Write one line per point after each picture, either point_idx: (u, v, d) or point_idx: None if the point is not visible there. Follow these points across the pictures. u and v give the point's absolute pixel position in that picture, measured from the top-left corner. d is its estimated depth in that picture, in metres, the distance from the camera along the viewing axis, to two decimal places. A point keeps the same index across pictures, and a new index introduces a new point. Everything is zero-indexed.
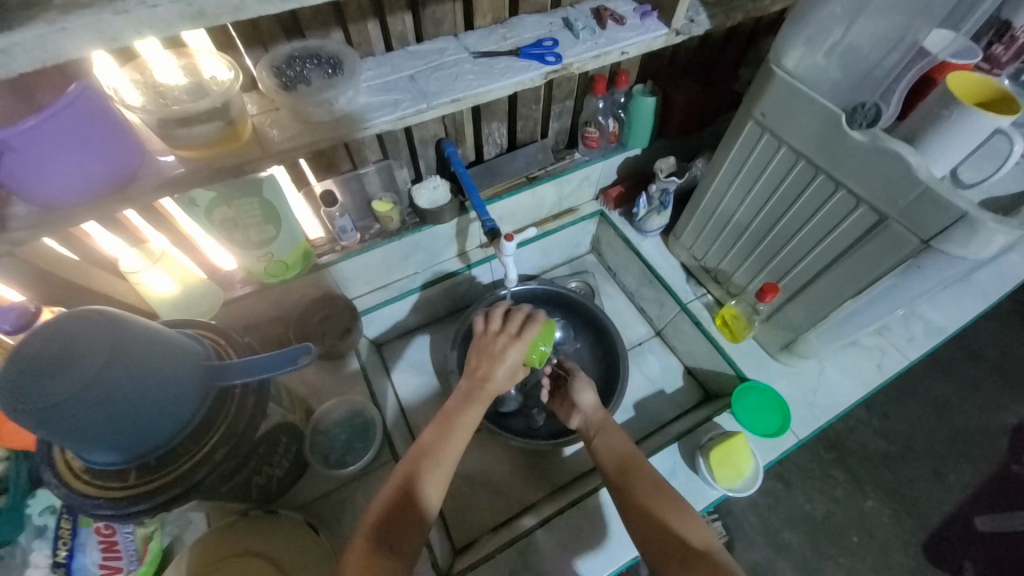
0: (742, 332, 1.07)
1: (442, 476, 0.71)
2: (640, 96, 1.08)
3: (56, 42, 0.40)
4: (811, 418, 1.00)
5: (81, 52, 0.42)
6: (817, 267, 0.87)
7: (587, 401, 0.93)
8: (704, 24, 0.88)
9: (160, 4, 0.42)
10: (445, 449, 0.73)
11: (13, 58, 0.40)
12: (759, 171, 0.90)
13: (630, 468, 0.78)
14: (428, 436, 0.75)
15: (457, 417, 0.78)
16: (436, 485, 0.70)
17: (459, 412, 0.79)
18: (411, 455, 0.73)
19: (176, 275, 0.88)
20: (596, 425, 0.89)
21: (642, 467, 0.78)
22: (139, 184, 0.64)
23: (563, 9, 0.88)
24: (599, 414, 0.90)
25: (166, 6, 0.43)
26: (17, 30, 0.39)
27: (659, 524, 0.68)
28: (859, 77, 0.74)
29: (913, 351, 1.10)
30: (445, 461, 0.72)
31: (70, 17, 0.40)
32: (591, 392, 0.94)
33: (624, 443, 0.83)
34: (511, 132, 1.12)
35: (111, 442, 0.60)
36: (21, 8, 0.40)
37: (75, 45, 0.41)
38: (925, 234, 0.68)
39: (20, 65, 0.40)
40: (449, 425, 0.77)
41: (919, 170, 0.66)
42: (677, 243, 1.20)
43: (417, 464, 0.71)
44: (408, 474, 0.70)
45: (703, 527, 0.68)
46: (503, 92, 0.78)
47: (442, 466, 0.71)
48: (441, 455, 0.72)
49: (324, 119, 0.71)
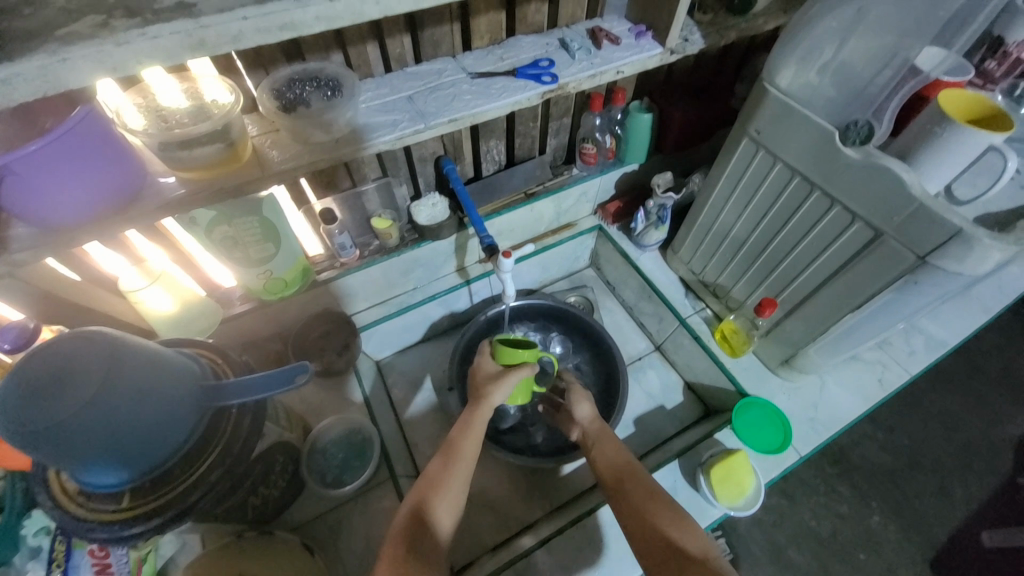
0: (741, 347, 1.07)
1: (453, 499, 0.72)
2: (636, 112, 1.10)
3: (57, 73, 0.41)
4: (814, 434, 0.99)
5: (82, 83, 0.43)
6: (815, 281, 0.86)
7: (583, 412, 0.93)
8: (699, 43, 0.90)
9: (161, 36, 0.43)
10: (456, 467, 0.75)
11: (14, 89, 0.40)
12: (754, 187, 0.91)
13: (626, 479, 0.78)
14: (436, 461, 0.76)
15: (457, 452, 0.77)
16: (447, 510, 0.71)
17: (457, 441, 0.79)
18: (423, 480, 0.74)
19: (175, 294, 0.89)
20: (593, 437, 0.89)
21: (636, 476, 0.78)
22: (140, 206, 0.64)
23: (559, 30, 0.90)
24: (597, 424, 0.91)
25: (167, 37, 0.43)
26: (19, 62, 0.40)
27: (658, 534, 0.68)
28: (853, 94, 0.75)
29: (914, 366, 1.09)
30: (455, 483, 0.73)
31: (72, 49, 0.41)
32: (588, 404, 0.94)
33: (619, 452, 0.84)
34: (509, 149, 1.13)
35: (105, 466, 0.59)
36: (26, 40, 0.41)
37: (77, 76, 0.42)
38: (920, 251, 0.68)
39: (21, 94, 0.41)
40: (453, 455, 0.77)
41: (911, 187, 0.67)
42: (675, 258, 1.20)
43: (426, 491, 0.72)
44: (419, 501, 0.71)
45: (702, 535, 0.67)
46: (500, 111, 0.79)
47: (453, 487, 0.73)
48: (452, 475, 0.74)
49: (323, 140, 0.71)
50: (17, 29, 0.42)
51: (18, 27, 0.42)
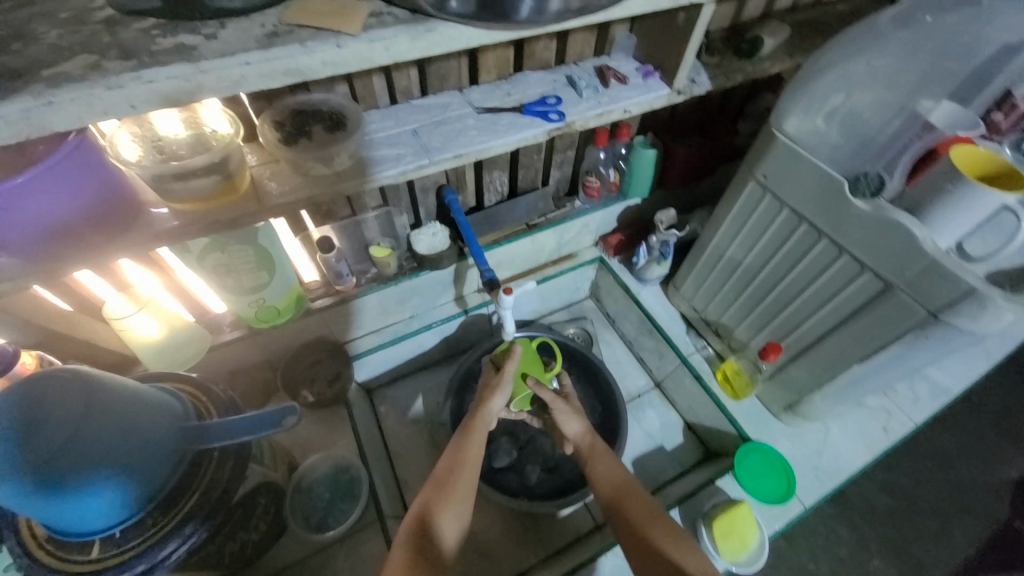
0: (744, 390, 1.06)
1: (458, 508, 0.74)
2: (641, 147, 1.09)
3: (41, 115, 0.41)
4: (818, 484, 0.97)
5: (65, 124, 0.43)
6: (822, 328, 0.85)
7: (573, 429, 0.90)
8: (705, 84, 0.89)
9: (156, 80, 0.43)
10: (459, 478, 0.77)
11: None
12: (761, 229, 0.89)
13: (625, 496, 0.77)
14: (439, 470, 0.78)
15: (456, 474, 0.77)
16: (453, 519, 0.73)
17: (453, 467, 0.78)
18: (428, 488, 0.76)
19: (163, 320, 0.86)
20: (585, 453, 0.86)
21: (634, 494, 0.77)
22: (129, 238, 0.61)
23: (567, 66, 0.90)
24: (588, 439, 0.87)
25: (163, 81, 0.44)
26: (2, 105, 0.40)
27: (657, 556, 0.68)
28: (862, 142, 0.75)
29: (919, 414, 1.07)
30: (461, 493, 0.76)
31: (59, 92, 0.41)
32: (577, 419, 0.90)
33: (618, 467, 0.82)
34: (512, 180, 1.11)
35: (74, 517, 0.56)
36: (10, 80, 0.42)
37: (60, 117, 0.42)
38: (931, 306, 0.67)
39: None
40: (452, 474, 0.77)
41: (923, 242, 0.65)
42: (677, 294, 1.18)
43: (432, 498, 0.74)
44: (424, 508, 0.73)
45: (700, 558, 0.67)
46: (505, 148, 0.78)
47: (458, 497, 0.75)
48: (456, 484, 0.76)
49: (323, 172, 0.69)
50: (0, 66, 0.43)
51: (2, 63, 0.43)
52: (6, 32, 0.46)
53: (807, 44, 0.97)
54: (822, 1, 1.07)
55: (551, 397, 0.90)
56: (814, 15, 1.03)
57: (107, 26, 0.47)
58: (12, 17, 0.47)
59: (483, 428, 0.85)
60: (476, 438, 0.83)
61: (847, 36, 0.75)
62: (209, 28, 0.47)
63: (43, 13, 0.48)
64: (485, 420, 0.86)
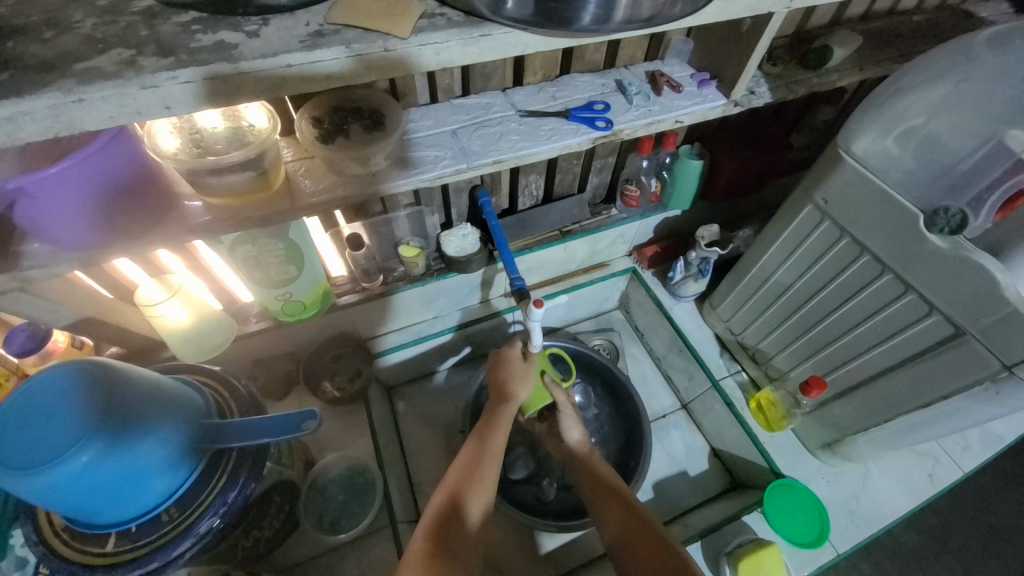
0: (779, 422, 0.99)
1: (482, 493, 0.75)
2: (686, 158, 1.03)
3: (69, 112, 0.40)
4: (854, 529, 0.92)
5: (93, 121, 0.41)
6: (875, 367, 0.80)
7: (573, 438, 0.91)
8: (765, 96, 0.83)
9: (193, 81, 0.42)
10: (483, 469, 0.78)
11: (20, 127, 0.39)
12: (814, 255, 0.83)
13: (622, 498, 0.79)
14: (461, 461, 0.78)
15: (481, 464, 0.78)
16: (477, 503, 0.74)
17: (477, 458, 0.79)
18: (453, 475, 0.76)
19: (192, 306, 0.85)
20: (581, 461, 0.88)
21: (630, 498, 0.78)
22: (160, 230, 0.59)
23: (617, 70, 0.85)
24: (586, 447, 0.90)
25: (200, 81, 0.42)
26: (29, 100, 0.38)
27: (653, 551, 0.69)
28: (940, 171, 0.65)
29: (969, 463, 0.99)
30: (486, 480, 0.77)
31: (90, 89, 0.40)
32: (579, 427, 0.93)
33: (613, 476, 0.84)
34: (548, 184, 1.05)
35: (92, 507, 0.56)
36: (40, 72, 0.40)
37: (90, 115, 0.41)
38: (1007, 358, 0.62)
39: (27, 133, 0.40)
40: (478, 462, 0.78)
41: (1008, 290, 0.60)
42: (712, 313, 1.12)
43: (457, 486, 0.74)
44: (453, 492, 0.73)
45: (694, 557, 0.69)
46: (547, 155, 0.74)
47: (485, 483, 0.77)
48: (480, 474, 0.77)
49: (359, 173, 0.67)
50: (32, 57, 0.41)
51: (33, 53, 0.42)
52: (41, 18, 0.44)
53: (880, 57, 0.89)
54: (898, 9, 0.98)
55: (565, 399, 0.93)
56: (887, 24, 0.95)
57: (145, 17, 0.45)
58: (47, 2, 0.45)
59: (504, 421, 0.85)
60: (496, 431, 0.83)
61: (935, 53, 0.68)
62: (252, 24, 0.45)
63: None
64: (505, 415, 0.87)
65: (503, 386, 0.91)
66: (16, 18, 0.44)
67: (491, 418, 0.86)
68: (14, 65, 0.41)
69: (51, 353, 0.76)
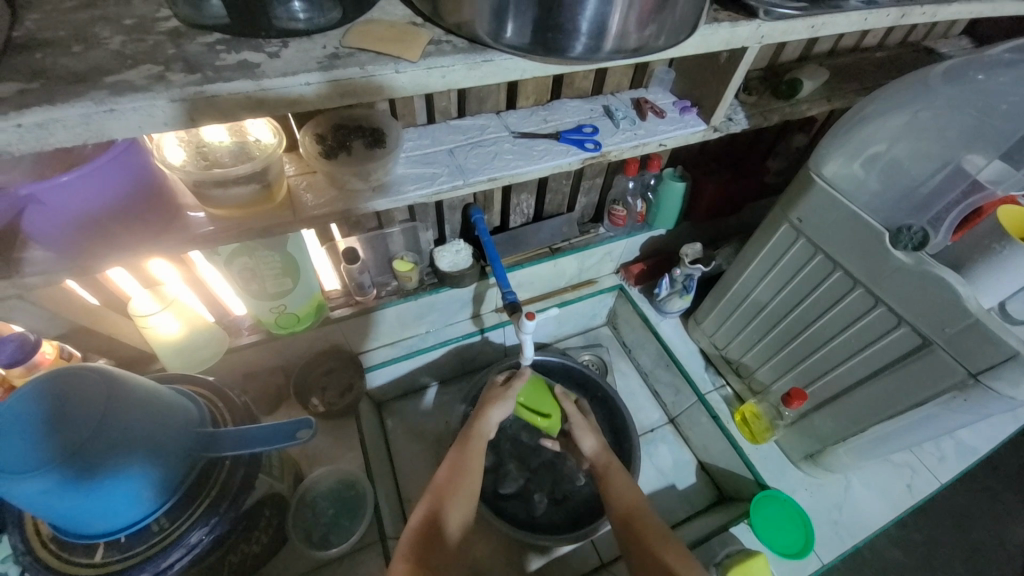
0: (763, 434, 1.02)
1: (463, 501, 0.76)
2: (670, 180, 1.08)
3: (100, 121, 0.43)
4: (837, 540, 0.94)
5: (121, 130, 0.44)
6: (851, 378, 0.83)
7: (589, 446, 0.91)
8: (742, 123, 0.89)
9: (219, 94, 0.44)
10: (462, 481, 0.77)
11: (52, 133, 0.41)
12: (791, 272, 0.87)
13: (636, 521, 0.77)
14: (444, 470, 0.79)
15: (463, 477, 0.78)
16: (459, 514, 0.74)
17: (461, 471, 0.78)
18: (436, 485, 0.77)
19: (184, 319, 0.86)
20: (600, 471, 0.87)
21: (646, 517, 0.78)
22: (162, 239, 0.60)
23: (605, 97, 0.90)
24: (604, 457, 0.88)
25: (226, 95, 0.45)
26: (62, 108, 0.41)
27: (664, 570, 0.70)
28: (901, 193, 0.72)
29: (945, 473, 1.03)
30: (466, 492, 0.77)
31: (121, 100, 0.42)
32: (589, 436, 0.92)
33: (630, 489, 0.82)
34: (539, 204, 1.09)
35: (79, 517, 0.55)
36: (70, 83, 0.43)
37: (119, 124, 0.43)
38: (972, 367, 0.66)
39: (57, 139, 0.42)
40: (460, 472, 0.78)
41: (968, 302, 0.65)
42: (697, 328, 1.16)
43: (439, 496, 0.75)
44: (432, 506, 0.73)
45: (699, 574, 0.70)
46: (538, 173, 0.77)
47: (463, 495, 0.76)
48: (459, 486, 0.76)
49: (359, 187, 0.69)
50: (62, 68, 0.44)
51: (64, 65, 0.44)
52: (68, 33, 0.47)
53: (847, 89, 0.96)
54: (863, 45, 1.06)
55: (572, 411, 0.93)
56: (852, 60, 1.03)
57: (172, 37, 0.48)
58: (74, 19, 0.48)
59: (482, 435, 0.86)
60: (476, 444, 0.83)
61: (895, 86, 0.73)
62: (273, 46, 0.48)
63: (105, 17, 0.49)
64: (484, 429, 0.86)
65: (481, 404, 0.90)
66: (43, 32, 0.46)
67: (471, 429, 0.85)
68: (44, 76, 0.43)
69: (38, 365, 0.73)
